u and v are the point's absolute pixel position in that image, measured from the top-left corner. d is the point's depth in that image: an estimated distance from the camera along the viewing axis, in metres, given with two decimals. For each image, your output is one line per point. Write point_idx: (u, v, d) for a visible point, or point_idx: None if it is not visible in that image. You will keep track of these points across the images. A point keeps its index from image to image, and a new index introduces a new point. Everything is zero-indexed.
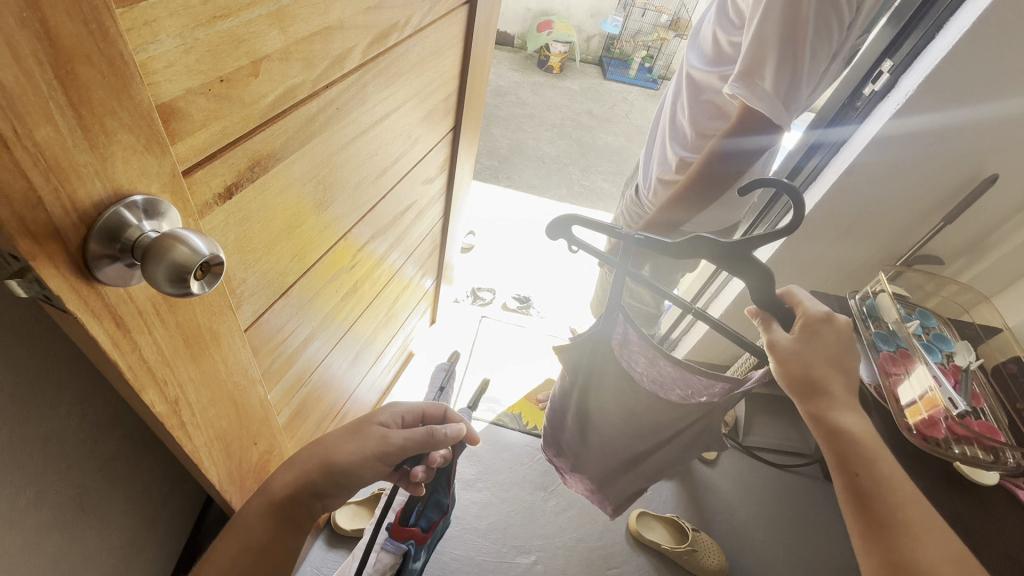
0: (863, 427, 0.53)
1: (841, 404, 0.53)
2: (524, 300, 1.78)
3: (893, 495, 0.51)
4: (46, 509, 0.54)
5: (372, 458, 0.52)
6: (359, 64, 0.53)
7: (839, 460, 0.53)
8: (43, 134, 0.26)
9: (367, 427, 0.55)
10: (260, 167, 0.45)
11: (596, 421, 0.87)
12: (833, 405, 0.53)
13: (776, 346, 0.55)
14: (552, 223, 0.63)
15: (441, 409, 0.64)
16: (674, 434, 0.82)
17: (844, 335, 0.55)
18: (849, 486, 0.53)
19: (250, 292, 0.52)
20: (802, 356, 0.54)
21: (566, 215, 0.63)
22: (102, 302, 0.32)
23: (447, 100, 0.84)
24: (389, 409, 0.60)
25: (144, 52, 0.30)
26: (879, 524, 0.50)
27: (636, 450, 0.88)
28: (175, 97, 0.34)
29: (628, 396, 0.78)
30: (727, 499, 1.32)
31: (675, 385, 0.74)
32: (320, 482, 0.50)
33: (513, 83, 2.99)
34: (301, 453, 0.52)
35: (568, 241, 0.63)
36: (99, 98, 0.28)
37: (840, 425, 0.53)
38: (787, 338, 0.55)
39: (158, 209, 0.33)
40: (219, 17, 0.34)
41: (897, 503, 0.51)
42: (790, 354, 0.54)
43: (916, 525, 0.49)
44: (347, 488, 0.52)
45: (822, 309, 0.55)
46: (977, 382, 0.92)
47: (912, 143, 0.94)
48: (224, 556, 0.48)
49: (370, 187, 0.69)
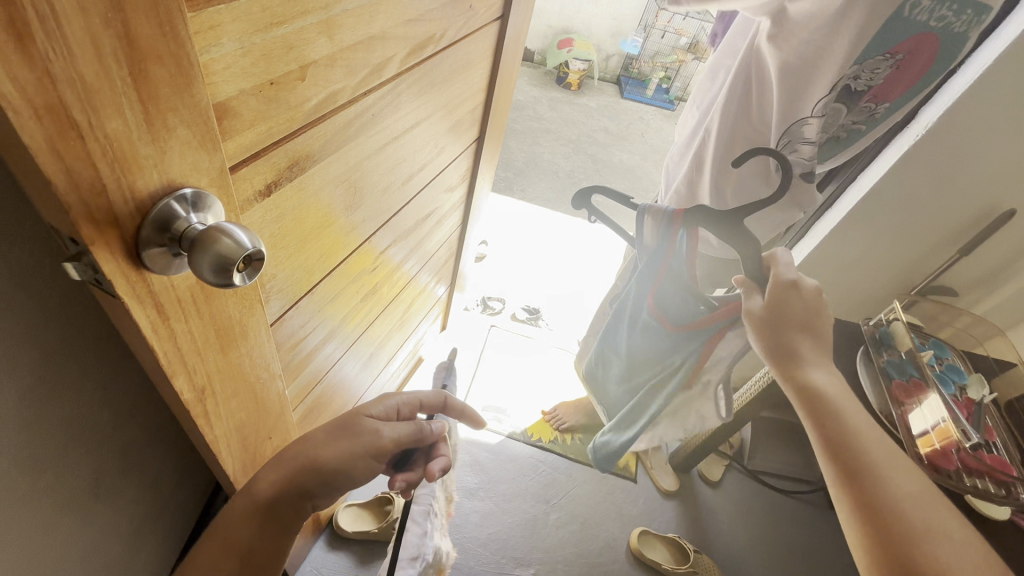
0: (832, 381, 0.59)
1: (811, 363, 0.60)
2: (533, 311, 1.80)
3: (857, 438, 0.56)
4: (62, 490, 0.55)
5: (358, 454, 0.51)
6: (396, 73, 0.55)
7: (808, 406, 0.58)
8: (113, 126, 0.27)
9: (358, 422, 0.53)
10: (299, 167, 0.47)
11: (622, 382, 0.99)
12: (804, 367, 0.60)
13: (752, 313, 0.63)
14: (577, 193, 0.75)
15: (440, 397, 0.63)
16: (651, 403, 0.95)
17: (812, 301, 0.61)
18: (817, 429, 0.58)
19: (278, 288, 0.54)
20: (775, 321, 0.61)
21: (588, 188, 0.75)
22: (147, 289, 0.34)
23: (474, 112, 0.86)
24: (381, 403, 0.59)
25: (207, 53, 0.32)
26: (847, 469, 0.55)
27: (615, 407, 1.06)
28: (230, 97, 0.35)
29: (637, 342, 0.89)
30: (730, 523, 1.31)
31: (677, 310, 0.79)
32: (308, 483, 0.49)
33: (533, 98, 3.07)
34: (282, 455, 0.51)
35: (588, 209, 0.75)
36: (165, 95, 0.29)
37: (812, 384, 0.58)
38: (761, 305, 0.62)
39: (205, 202, 0.34)
40: (275, 23, 0.36)
41: (860, 444, 0.55)
42: (764, 317, 0.61)
43: (879, 465, 0.54)
44: (333, 490, 0.51)
45: (791, 276, 0.62)
46: (989, 415, 0.93)
47: (931, 172, 0.95)
48: (204, 562, 0.47)
49: (395, 193, 0.71)
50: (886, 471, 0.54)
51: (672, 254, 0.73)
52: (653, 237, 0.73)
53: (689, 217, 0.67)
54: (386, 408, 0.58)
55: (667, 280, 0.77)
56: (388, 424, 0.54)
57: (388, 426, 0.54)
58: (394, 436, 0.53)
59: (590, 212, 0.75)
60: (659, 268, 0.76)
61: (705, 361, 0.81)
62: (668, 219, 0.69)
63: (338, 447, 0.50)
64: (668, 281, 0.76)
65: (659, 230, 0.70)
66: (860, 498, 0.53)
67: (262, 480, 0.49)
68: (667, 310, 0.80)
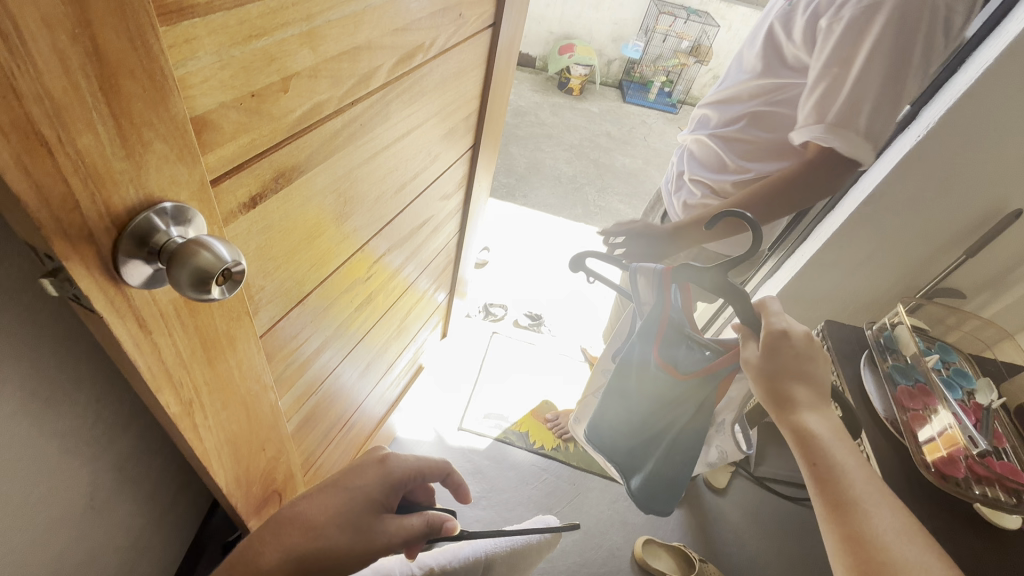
0: (827, 423, 0.57)
1: (806, 406, 0.58)
2: (536, 318, 1.78)
3: (845, 474, 0.54)
4: (54, 503, 0.54)
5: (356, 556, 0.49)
6: (384, 83, 0.55)
7: (802, 449, 0.57)
8: (84, 142, 0.27)
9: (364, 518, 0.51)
10: (285, 178, 0.47)
11: (618, 434, 0.96)
12: (797, 409, 0.58)
13: (750, 361, 0.62)
14: (573, 259, 0.76)
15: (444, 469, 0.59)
16: (666, 430, 0.89)
17: (804, 350, 0.60)
18: (808, 466, 0.57)
19: (267, 299, 0.53)
20: (770, 368, 0.60)
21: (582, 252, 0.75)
22: (126, 303, 0.34)
23: (468, 120, 0.86)
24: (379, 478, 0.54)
25: (183, 67, 0.32)
26: (835, 503, 0.53)
27: (633, 452, 0.96)
28: (209, 110, 0.35)
29: (640, 398, 0.88)
30: (736, 531, 1.29)
31: (684, 354, 0.79)
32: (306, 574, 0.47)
33: (534, 104, 3.08)
34: (282, 531, 0.49)
35: (586, 273, 0.75)
36: (139, 110, 0.29)
37: (806, 427, 0.57)
38: (757, 354, 0.62)
39: (186, 216, 0.34)
40: (254, 36, 0.36)
41: (849, 480, 0.54)
42: (761, 367, 0.61)
43: (865, 500, 0.53)
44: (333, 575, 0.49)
45: (779, 325, 0.61)
46: (1000, 423, 0.90)
47: (933, 174, 0.94)
48: None
49: (389, 202, 0.70)
50: (871, 503, 0.52)
51: (669, 307, 0.75)
52: (650, 293, 0.76)
53: (677, 274, 0.69)
54: (390, 473, 0.55)
55: (668, 330, 0.78)
56: (396, 518, 0.52)
57: (396, 523, 0.52)
58: (399, 535, 0.51)
59: (588, 276, 0.75)
60: (658, 323, 0.77)
61: (720, 399, 0.81)
62: (660, 277, 0.72)
63: (337, 538, 0.49)
64: (670, 331, 0.78)
65: (653, 287, 0.74)
66: (845, 531, 0.52)
67: (263, 561, 0.46)
68: (673, 358, 0.79)
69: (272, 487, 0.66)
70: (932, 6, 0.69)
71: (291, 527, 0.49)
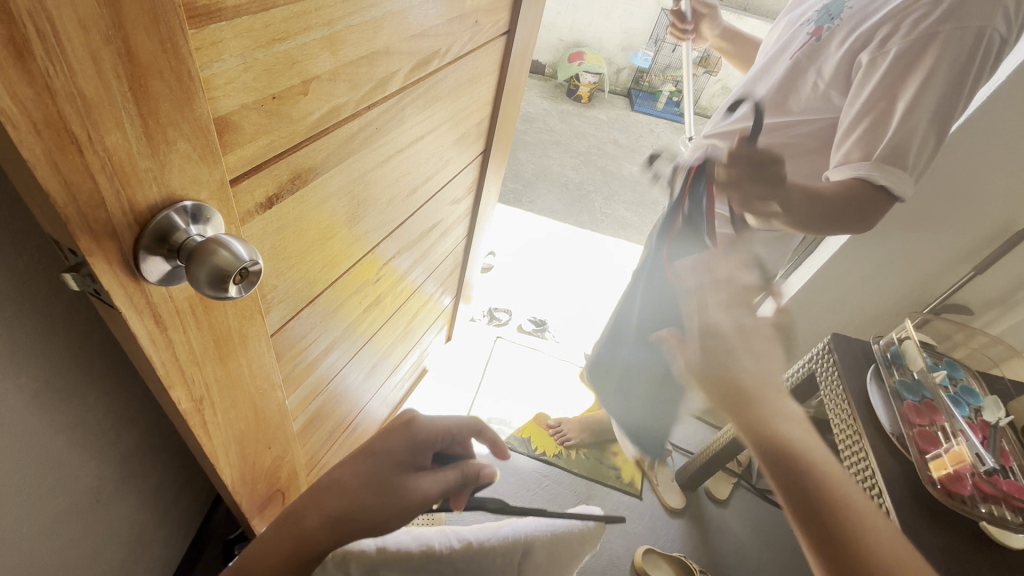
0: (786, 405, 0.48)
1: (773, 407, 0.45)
2: (539, 323, 1.80)
3: (817, 471, 0.43)
4: (63, 495, 0.55)
5: (396, 513, 0.49)
6: (400, 88, 0.56)
7: (776, 472, 0.43)
8: (112, 140, 0.28)
9: (398, 478, 0.51)
10: (300, 180, 0.47)
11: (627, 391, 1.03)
12: (754, 413, 0.44)
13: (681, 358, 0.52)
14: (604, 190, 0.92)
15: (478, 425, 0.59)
16: (666, 428, 1.01)
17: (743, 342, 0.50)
18: (791, 501, 0.43)
19: (279, 298, 0.54)
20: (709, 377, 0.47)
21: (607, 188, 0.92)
22: (145, 299, 0.34)
23: (480, 125, 0.87)
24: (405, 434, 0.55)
25: (208, 69, 0.33)
26: (805, 508, 0.42)
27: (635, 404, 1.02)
28: (231, 111, 0.36)
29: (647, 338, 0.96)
30: (737, 543, 1.28)
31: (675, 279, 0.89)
32: (345, 533, 0.49)
33: (542, 111, 3.10)
34: (319, 493, 0.51)
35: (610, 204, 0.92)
36: (165, 110, 0.30)
37: (774, 434, 0.43)
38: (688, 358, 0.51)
39: (205, 215, 0.35)
40: (277, 40, 0.37)
41: (819, 473, 0.42)
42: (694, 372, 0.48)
43: (837, 491, 0.43)
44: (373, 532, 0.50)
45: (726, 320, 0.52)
46: (1007, 441, 0.87)
47: (942, 191, 0.95)
48: None
49: (400, 205, 0.71)
50: (846, 492, 0.43)
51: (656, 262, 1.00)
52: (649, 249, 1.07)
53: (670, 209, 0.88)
54: (416, 433, 0.55)
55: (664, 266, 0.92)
56: (428, 475, 0.51)
57: (429, 479, 0.51)
58: (434, 489, 0.51)
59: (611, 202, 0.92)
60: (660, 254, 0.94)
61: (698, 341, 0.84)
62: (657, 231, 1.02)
63: (369, 498, 0.49)
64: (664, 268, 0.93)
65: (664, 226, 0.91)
66: (823, 535, 0.42)
67: (305, 523, 0.49)
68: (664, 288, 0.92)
69: (276, 486, 0.66)
70: (989, 36, 0.58)
71: (328, 491, 0.50)
